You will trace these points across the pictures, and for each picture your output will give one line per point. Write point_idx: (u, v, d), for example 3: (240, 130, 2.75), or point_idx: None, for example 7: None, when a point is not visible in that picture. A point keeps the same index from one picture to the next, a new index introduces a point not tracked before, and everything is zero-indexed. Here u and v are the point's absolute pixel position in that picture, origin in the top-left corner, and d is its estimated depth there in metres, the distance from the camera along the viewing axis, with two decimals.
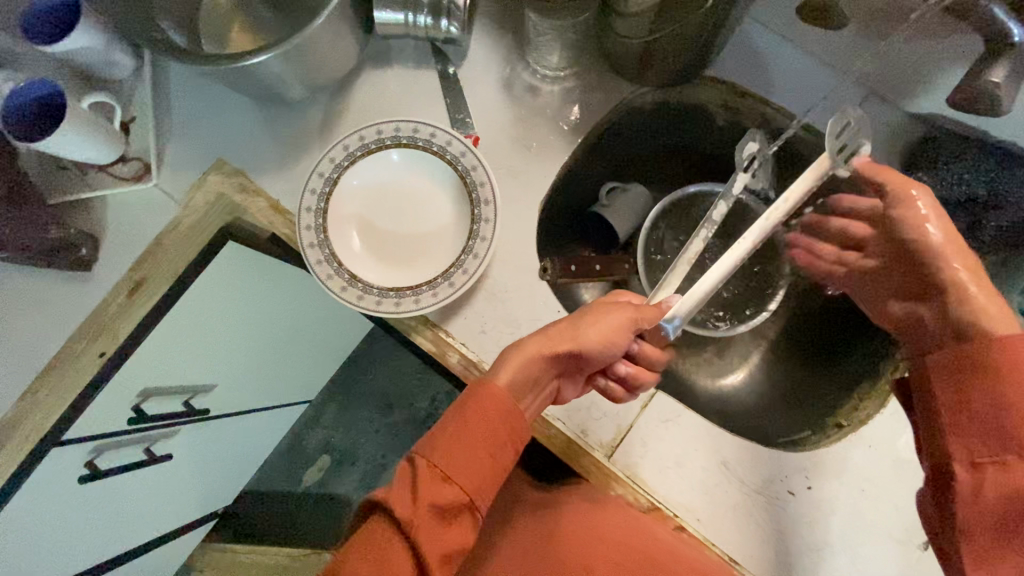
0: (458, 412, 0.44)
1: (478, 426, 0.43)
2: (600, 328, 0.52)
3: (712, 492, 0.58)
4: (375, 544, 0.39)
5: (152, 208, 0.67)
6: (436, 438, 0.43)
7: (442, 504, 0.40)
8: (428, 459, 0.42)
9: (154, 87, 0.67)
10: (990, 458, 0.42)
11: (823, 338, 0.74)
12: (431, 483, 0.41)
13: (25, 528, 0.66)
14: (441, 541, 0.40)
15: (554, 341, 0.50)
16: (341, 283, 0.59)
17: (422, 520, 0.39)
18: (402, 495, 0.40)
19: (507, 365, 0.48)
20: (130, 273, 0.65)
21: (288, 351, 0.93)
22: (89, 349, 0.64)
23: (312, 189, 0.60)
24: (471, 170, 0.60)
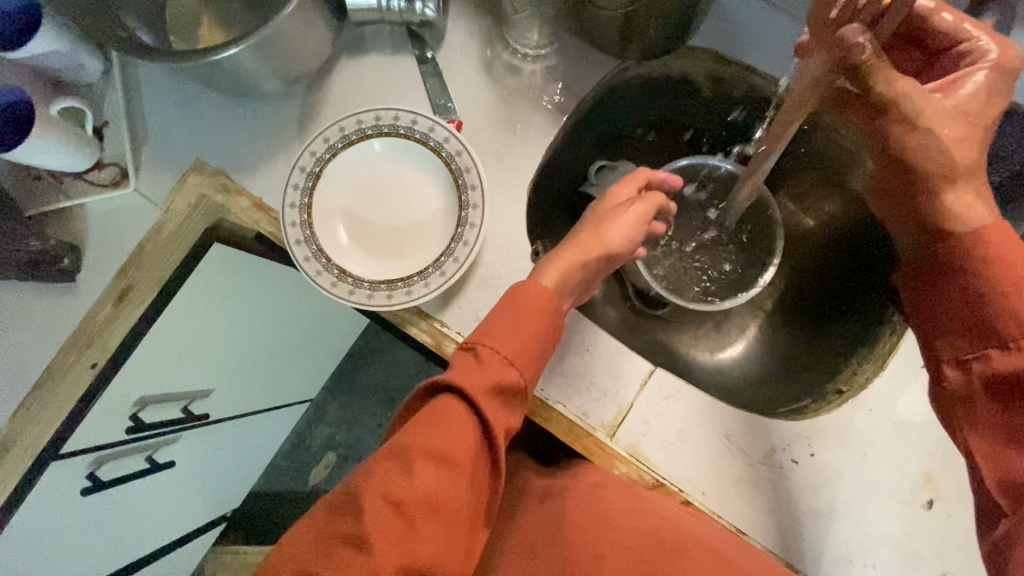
0: (510, 305, 0.51)
1: (525, 316, 0.50)
2: (615, 229, 0.57)
3: (717, 465, 0.58)
4: (440, 418, 0.43)
5: (131, 214, 0.65)
6: (489, 330, 0.49)
7: (502, 384, 0.47)
8: (485, 346, 0.48)
9: (125, 90, 0.65)
10: (973, 353, 0.44)
11: (820, 302, 0.74)
12: (493, 364, 0.47)
13: (35, 542, 0.66)
14: (500, 418, 0.46)
15: (583, 249, 0.57)
16: (330, 279, 0.58)
17: (485, 396, 0.45)
18: (468, 371, 0.46)
19: (550, 270, 0.55)
20: (115, 281, 0.64)
21: (286, 351, 0.93)
22: (81, 360, 0.63)
23: (294, 185, 0.59)
24: (455, 155, 0.60)
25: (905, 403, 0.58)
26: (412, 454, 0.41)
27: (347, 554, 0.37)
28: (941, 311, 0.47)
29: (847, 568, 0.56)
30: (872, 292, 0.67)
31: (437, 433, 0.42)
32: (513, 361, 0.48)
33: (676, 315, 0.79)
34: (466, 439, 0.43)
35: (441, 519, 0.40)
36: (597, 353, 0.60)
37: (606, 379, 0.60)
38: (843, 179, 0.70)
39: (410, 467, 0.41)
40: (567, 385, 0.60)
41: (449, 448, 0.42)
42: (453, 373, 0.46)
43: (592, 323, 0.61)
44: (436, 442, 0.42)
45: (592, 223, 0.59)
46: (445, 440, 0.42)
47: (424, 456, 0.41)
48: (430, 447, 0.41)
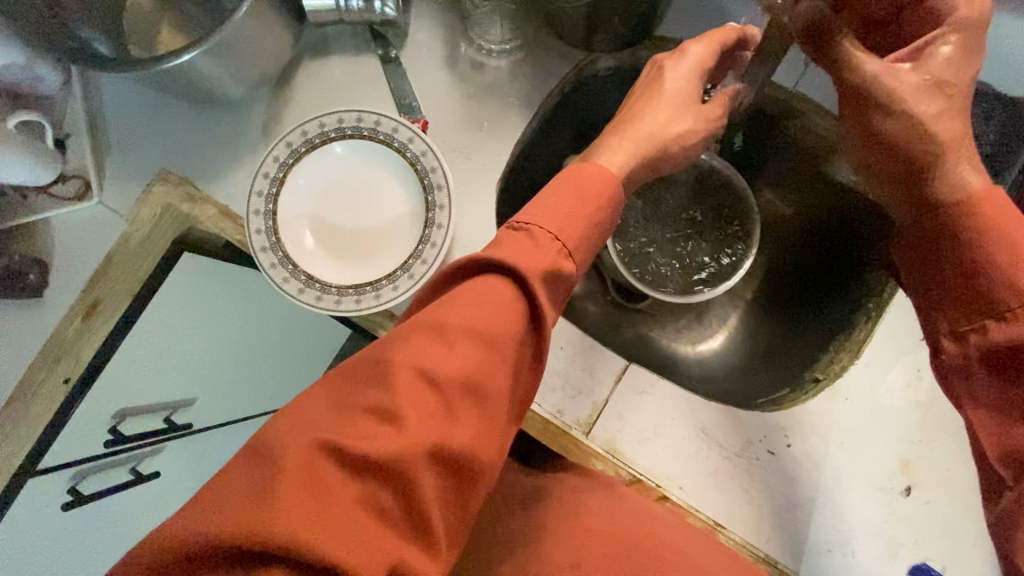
0: (570, 182, 0.43)
1: (585, 192, 0.43)
2: (686, 120, 0.51)
3: (694, 459, 0.57)
4: (485, 297, 0.37)
5: (98, 226, 0.64)
6: (545, 204, 0.42)
7: (556, 270, 0.40)
8: (541, 227, 0.41)
9: (85, 100, 0.64)
10: (972, 326, 0.42)
11: (803, 289, 0.73)
12: (546, 246, 0.40)
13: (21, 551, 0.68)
14: (552, 306, 0.40)
15: (649, 139, 0.50)
16: (298, 285, 0.58)
17: (540, 281, 0.39)
18: (523, 251, 0.39)
19: (615, 152, 0.49)
20: (82, 296, 0.63)
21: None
22: (53, 375, 0.63)
23: (259, 191, 0.58)
24: (420, 156, 0.59)
25: (879, 389, 0.58)
26: (452, 331, 0.35)
27: (373, 427, 0.32)
28: (937, 283, 0.44)
29: (826, 557, 0.56)
30: (856, 277, 0.66)
31: (481, 311, 0.36)
32: (570, 249, 0.41)
33: (656, 308, 0.79)
34: (511, 322, 0.37)
35: (478, 408, 0.35)
36: (570, 350, 0.60)
37: (581, 377, 0.60)
38: (820, 166, 0.69)
39: (449, 344, 0.35)
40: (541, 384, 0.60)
41: (493, 331, 0.36)
42: (508, 251, 0.39)
43: (565, 321, 0.61)
44: (480, 322, 0.36)
45: (661, 103, 0.51)
46: (489, 322, 0.36)
47: (465, 335, 0.35)
48: (470, 324, 0.36)
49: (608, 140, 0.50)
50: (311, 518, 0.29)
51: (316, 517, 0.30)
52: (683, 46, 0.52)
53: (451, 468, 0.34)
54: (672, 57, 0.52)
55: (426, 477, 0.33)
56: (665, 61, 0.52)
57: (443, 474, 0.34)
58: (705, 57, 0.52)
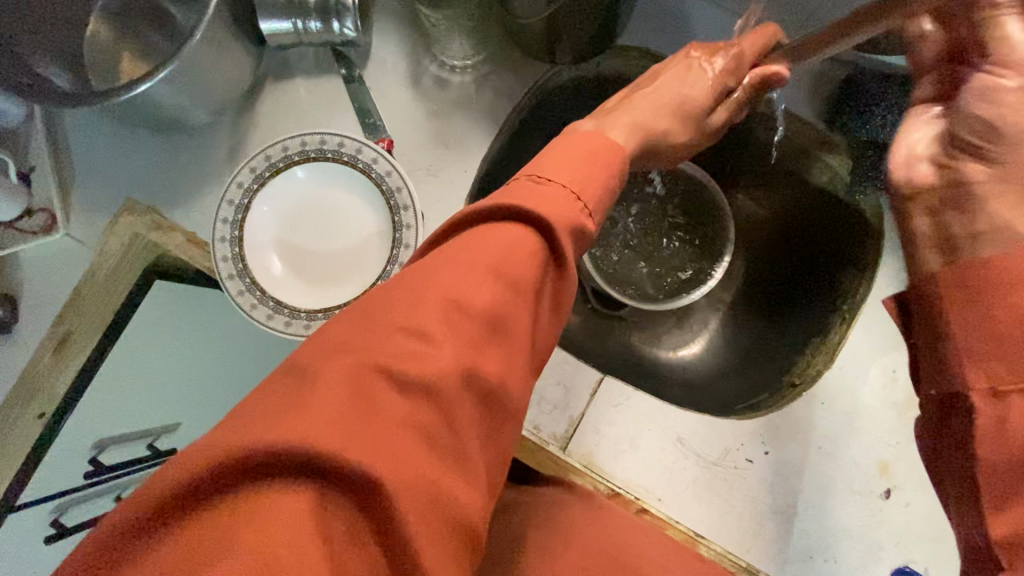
0: (579, 146, 0.41)
1: (589, 155, 0.40)
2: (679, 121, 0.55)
3: (671, 470, 0.57)
4: (510, 233, 0.34)
5: (64, 259, 0.63)
6: (557, 158, 0.39)
7: (582, 228, 0.36)
8: (564, 184, 0.37)
9: (48, 133, 0.63)
10: (1019, 383, 0.28)
11: (784, 286, 0.72)
12: (567, 201, 0.36)
13: None
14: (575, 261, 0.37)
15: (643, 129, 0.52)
16: (266, 311, 0.57)
17: (567, 236, 0.35)
18: (545, 196, 0.36)
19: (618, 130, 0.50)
20: (52, 328, 0.62)
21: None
22: (24, 413, 0.63)
23: (224, 218, 0.58)
24: (385, 176, 0.58)
25: (858, 392, 0.58)
26: (479, 261, 0.32)
27: (408, 346, 0.29)
28: (976, 325, 0.30)
29: (809, 565, 0.55)
30: (834, 271, 0.66)
31: (510, 254, 0.33)
32: (593, 211, 0.38)
33: (636, 316, 0.78)
34: (533, 257, 0.34)
35: (505, 342, 0.32)
36: (544, 366, 0.60)
37: (557, 392, 0.59)
38: (795, 167, 0.68)
39: (475, 272, 0.32)
40: None
41: (520, 263, 0.33)
42: (534, 201, 0.35)
43: None
44: (505, 255, 0.33)
45: (660, 94, 0.55)
46: (515, 255, 0.33)
47: (490, 268, 0.32)
48: (497, 259, 0.33)
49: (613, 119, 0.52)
50: (349, 430, 0.26)
51: (351, 433, 0.26)
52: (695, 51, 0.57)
53: (483, 396, 0.31)
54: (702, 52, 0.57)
55: (462, 402, 0.30)
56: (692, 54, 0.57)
57: (474, 402, 0.30)
58: (723, 72, 0.56)
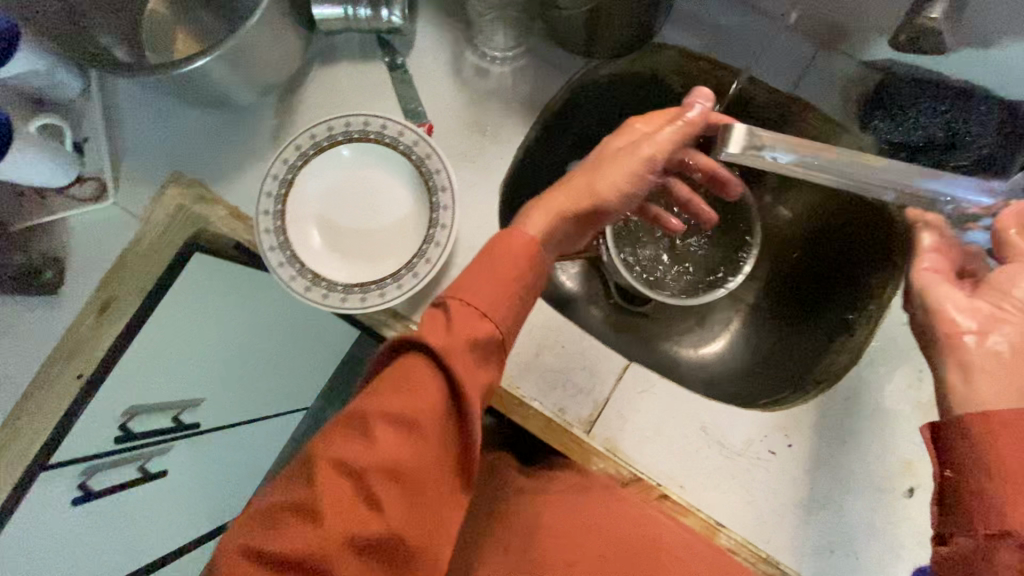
0: (492, 254, 0.47)
1: (506, 260, 0.47)
2: (632, 163, 0.53)
3: (693, 458, 0.57)
4: (405, 380, 0.42)
5: (112, 226, 0.66)
6: (462, 278, 0.46)
7: (474, 339, 0.43)
8: (456, 297, 0.45)
9: (104, 106, 0.66)
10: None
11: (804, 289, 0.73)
12: (461, 318, 0.44)
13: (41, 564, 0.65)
14: (474, 379, 0.43)
15: (581, 193, 0.53)
16: (305, 283, 0.59)
17: (458, 358, 0.42)
18: (435, 331, 0.43)
19: (537, 219, 0.52)
20: (97, 292, 0.65)
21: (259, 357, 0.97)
22: (64, 372, 0.65)
23: (267, 192, 0.60)
24: (425, 158, 0.60)
25: (883, 392, 0.58)
26: (371, 420, 0.40)
27: (298, 517, 0.38)
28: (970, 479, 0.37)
29: (830, 559, 0.55)
30: (858, 275, 0.66)
31: (398, 397, 0.41)
32: (488, 312, 0.45)
33: (660, 311, 0.79)
34: (432, 401, 0.41)
35: (406, 491, 0.40)
36: (570, 350, 0.61)
37: (583, 377, 0.60)
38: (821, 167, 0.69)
39: (375, 422, 0.40)
40: (543, 382, 0.60)
41: (415, 416, 0.40)
42: (421, 327, 0.43)
43: (565, 320, 0.61)
44: (397, 407, 0.40)
45: (595, 159, 0.55)
46: (410, 406, 0.40)
47: (383, 423, 0.40)
48: (390, 405, 0.41)
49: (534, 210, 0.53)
50: None
51: None
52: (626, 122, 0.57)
53: (376, 552, 0.39)
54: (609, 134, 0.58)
55: (348, 558, 0.38)
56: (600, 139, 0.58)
57: (367, 556, 0.39)
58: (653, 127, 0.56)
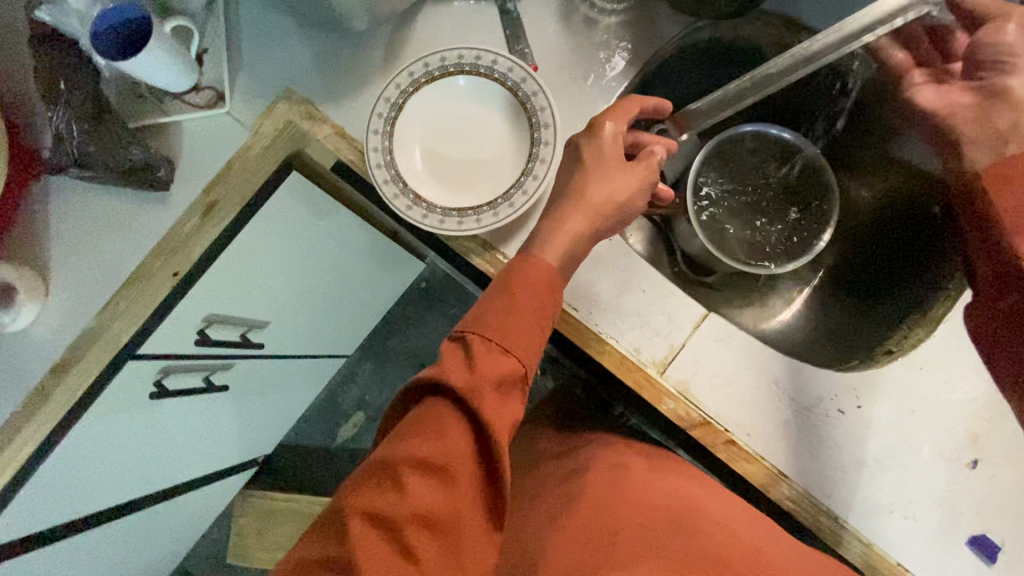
0: (509, 292, 0.48)
1: (527, 296, 0.49)
2: (635, 180, 0.56)
3: (763, 408, 0.59)
4: (433, 425, 0.42)
5: (223, 134, 0.70)
6: (480, 318, 0.47)
7: (500, 374, 0.44)
8: (476, 334, 0.46)
9: (226, 19, 0.69)
10: None
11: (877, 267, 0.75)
12: (484, 354, 0.45)
13: (88, 440, 0.75)
14: (500, 414, 0.43)
15: (595, 207, 0.54)
16: (406, 202, 0.62)
17: (487, 389, 0.43)
18: (456, 369, 0.44)
19: (553, 244, 0.53)
20: (203, 195, 0.69)
21: (321, 290, 1.00)
22: (164, 267, 0.68)
23: (379, 113, 0.62)
24: (531, 95, 0.62)
25: (959, 367, 0.59)
26: (399, 468, 0.40)
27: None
28: None
29: (887, 519, 0.57)
30: (928, 264, 0.68)
31: (427, 442, 0.41)
32: (506, 346, 0.46)
33: (727, 280, 0.80)
34: (460, 445, 0.42)
35: (439, 538, 0.40)
36: (651, 295, 0.62)
37: (660, 321, 0.62)
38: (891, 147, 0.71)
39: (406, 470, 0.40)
40: (620, 321, 0.62)
41: (446, 463, 0.41)
42: (443, 366, 0.44)
43: (648, 265, 0.63)
44: (426, 453, 0.41)
45: (593, 172, 0.56)
46: (439, 451, 0.41)
47: (414, 470, 0.40)
48: (418, 451, 0.41)
49: (544, 231, 0.54)
50: None
51: None
52: (598, 124, 0.57)
53: None
54: (587, 136, 0.58)
55: None
56: (583, 146, 0.58)
57: None
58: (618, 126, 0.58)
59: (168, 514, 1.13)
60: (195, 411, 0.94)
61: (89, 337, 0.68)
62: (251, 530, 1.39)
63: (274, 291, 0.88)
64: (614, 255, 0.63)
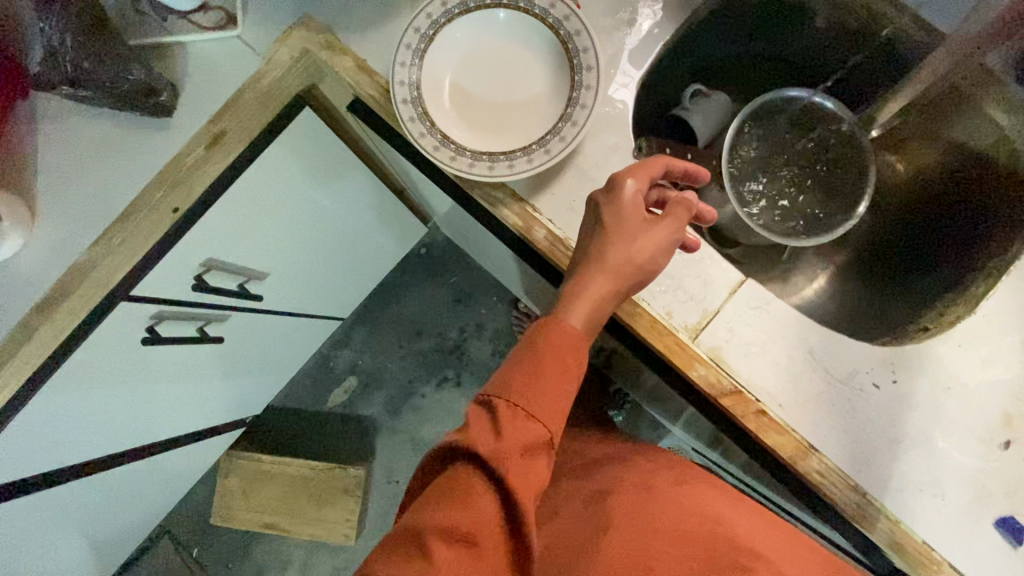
0: (534, 353, 0.46)
1: (554, 359, 0.46)
2: (658, 241, 0.50)
3: (797, 379, 0.57)
4: (456, 492, 0.41)
5: (233, 60, 0.65)
6: (506, 379, 0.45)
7: (527, 441, 0.42)
8: (502, 398, 0.44)
9: None
10: None
11: (920, 240, 0.72)
12: (511, 419, 0.43)
13: (76, 384, 0.71)
14: (527, 483, 0.41)
15: (617, 270, 0.49)
16: (433, 142, 0.57)
17: (512, 456, 0.41)
18: (482, 434, 0.42)
19: (577, 304, 0.49)
20: (208, 125, 0.64)
21: (324, 245, 0.95)
22: (163, 202, 0.63)
23: (407, 45, 0.57)
24: (574, 35, 0.57)
25: (998, 344, 0.58)
26: (423, 536, 0.39)
27: None
28: None
29: (915, 497, 0.55)
30: (961, 242, 0.67)
31: (452, 512, 0.40)
32: (532, 411, 0.44)
33: (755, 253, 0.77)
34: (487, 514, 0.40)
35: None
36: (688, 257, 0.59)
37: (696, 284, 0.59)
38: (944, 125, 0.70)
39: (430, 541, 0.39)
40: (654, 282, 0.59)
41: (470, 531, 0.40)
42: (469, 433, 0.42)
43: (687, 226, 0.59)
44: (452, 521, 0.39)
45: (613, 233, 0.50)
46: (465, 520, 0.40)
47: (439, 538, 0.39)
48: (441, 522, 0.39)
49: (566, 293, 0.50)
50: None
51: None
52: (618, 181, 0.51)
53: None
54: (606, 194, 0.52)
55: None
56: (601, 205, 0.52)
57: None
58: (638, 183, 0.51)
59: (151, 470, 1.08)
60: (183, 363, 0.88)
61: (78, 273, 0.63)
62: (236, 491, 1.36)
63: (275, 239, 0.82)
64: None
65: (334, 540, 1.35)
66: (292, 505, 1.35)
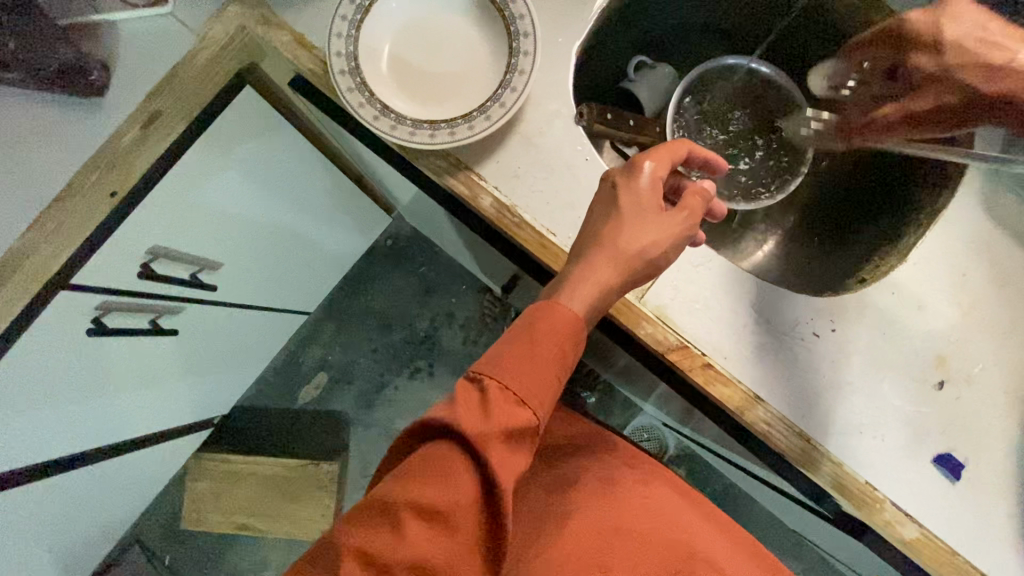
0: (531, 334, 0.44)
1: (549, 345, 0.44)
2: (669, 231, 0.49)
3: (741, 332, 0.58)
4: (438, 471, 0.40)
5: (167, 39, 0.64)
6: (500, 357, 0.44)
7: (514, 425, 0.41)
8: (495, 379, 0.43)
9: None
10: None
11: (863, 200, 0.73)
12: (500, 402, 0.42)
13: (17, 380, 0.69)
14: (508, 472, 0.40)
15: (624, 260, 0.47)
16: (373, 112, 0.57)
17: (495, 440, 0.40)
18: (470, 412, 0.41)
19: (581, 291, 0.47)
20: (144, 106, 0.63)
21: (279, 232, 0.94)
22: (99, 186, 0.62)
23: (343, 15, 0.57)
24: (510, 2, 0.58)
25: (929, 287, 0.60)
26: (398, 511, 0.39)
27: None
28: None
29: (855, 440, 0.57)
30: (896, 200, 0.69)
31: (432, 488, 0.39)
32: (524, 397, 0.43)
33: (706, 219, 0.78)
34: (466, 494, 0.40)
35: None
36: None
37: None
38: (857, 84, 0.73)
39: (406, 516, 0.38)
40: None
41: (446, 509, 0.39)
42: (455, 411, 0.41)
43: None
44: (430, 499, 0.39)
45: (629, 217, 0.48)
46: (442, 497, 0.39)
47: (413, 516, 0.39)
48: (420, 498, 0.39)
49: (567, 277, 0.48)
50: None
51: None
52: (638, 161, 0.50)
53: None
54: (625, 173, 0.50)
55: None
56: (619, 183, 0.50)
57: None
58: (656, 169, 0.50)
59: (113, 474, 1.05)
60: (135, 358, 0.86)
61: (11, 261, 0.60)
62: (206, 493, 1.33)
63: (226, 225, 0.81)
64: (590, 178, 0.61)
65: (310, 537, 1.33)
66: (264, 504, 1.32)
